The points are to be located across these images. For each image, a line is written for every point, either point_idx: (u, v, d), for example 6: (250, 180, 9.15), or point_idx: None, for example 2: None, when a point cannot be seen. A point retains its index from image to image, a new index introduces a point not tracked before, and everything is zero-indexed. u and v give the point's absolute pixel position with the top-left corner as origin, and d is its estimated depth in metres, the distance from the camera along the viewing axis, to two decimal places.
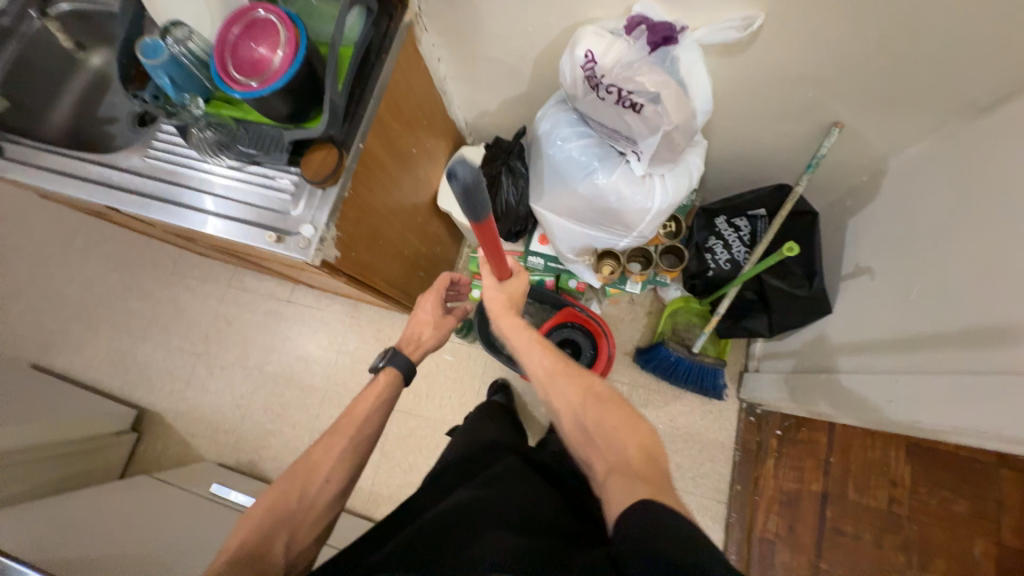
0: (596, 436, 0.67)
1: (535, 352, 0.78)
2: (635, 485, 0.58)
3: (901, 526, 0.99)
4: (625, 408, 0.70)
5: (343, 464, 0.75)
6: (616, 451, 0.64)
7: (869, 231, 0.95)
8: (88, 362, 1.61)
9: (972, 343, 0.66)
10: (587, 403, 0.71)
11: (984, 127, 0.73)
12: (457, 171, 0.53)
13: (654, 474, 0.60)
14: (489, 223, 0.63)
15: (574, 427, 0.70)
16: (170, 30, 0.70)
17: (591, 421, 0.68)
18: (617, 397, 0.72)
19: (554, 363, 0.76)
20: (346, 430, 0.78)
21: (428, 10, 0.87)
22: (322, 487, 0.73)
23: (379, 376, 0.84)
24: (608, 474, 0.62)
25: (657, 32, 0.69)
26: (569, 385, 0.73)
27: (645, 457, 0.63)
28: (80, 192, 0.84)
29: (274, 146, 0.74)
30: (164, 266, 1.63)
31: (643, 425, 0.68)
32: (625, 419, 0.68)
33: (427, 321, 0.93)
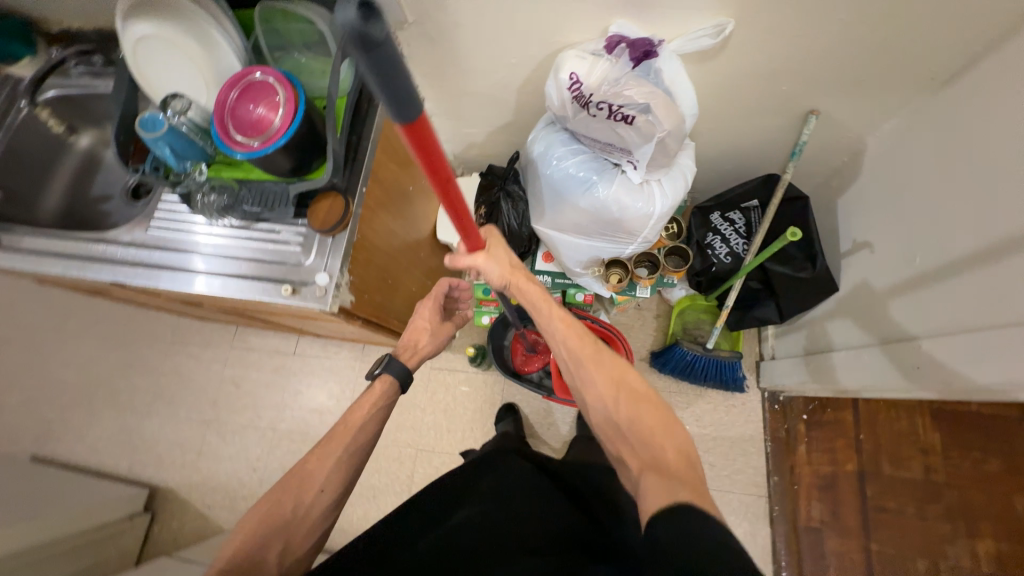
0: (629, 435, 0.65)
1: (563, 334, 0.74)
2: (673, 485, 0.56)
3: (939, 493, 0.91)
4: (661, 408, 0.67)
5: (339, 470, 0.75)
6: (652, 453, 0.62)
7: (860, 208, 0.98)
8: (92, 446, 1.55)
9: (988, 300, 0.67)
10: (621, 399, 0.68)
11: (951, 98, 0.77)
12: (367, 23, 0.31)
13: (692, 478, 0.59)
14: (425, 124, 0.41)
15: (602, 420, 0.69)
16: (170, 103, 0.72)
17: (625, 418, 0.67)
18: (654, 396, 0.69)
19: (583, 348, 0.73)
20: (342, 438, 0.78)
21: (412, 55, 0.91)
22: (317, 496, 0.72)
23: (377, 382, 0.85)
24: (641, 472, 0.61)
25: (637, 48, 0.73)
26: (601, 375, 0.70)
27: (684, 462, 0.61)
28: (85, 272, 0.83)
29: (279, 202, 0.77)
30: (164, 337, 1.60)
31: (680, 430, 0.66)
32: (660, 421, 0.66)
33: (427, 326, 0.93)
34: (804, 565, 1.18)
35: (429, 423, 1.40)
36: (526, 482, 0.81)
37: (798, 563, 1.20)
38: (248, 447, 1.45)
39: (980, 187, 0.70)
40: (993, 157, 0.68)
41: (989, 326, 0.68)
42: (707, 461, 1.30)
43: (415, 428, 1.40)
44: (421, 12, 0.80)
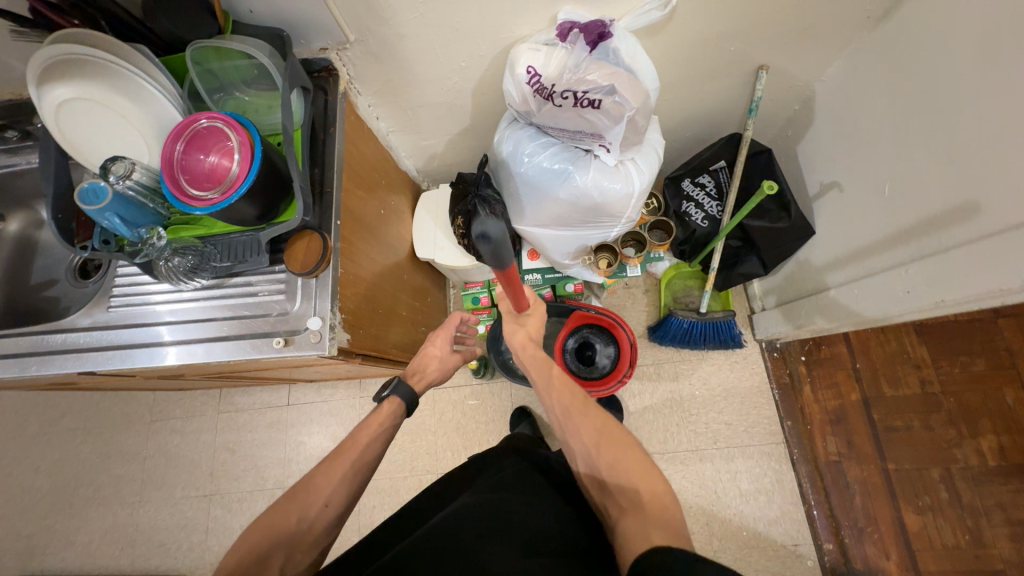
0: (609, 481, 0.63)
1: (554, 388, 0.74)
2: (649, 530, 0.55)
3: (942, 403, 1.13)
4: (642, 456, 0.64)
5: (344, 487, 0.70)
6: (630, 497, 0.60)
7: (820, 152, 1.02)
8: (84, 552, 1.42)
9: (962, 211, 0.70)
10: (601, 443, 0.65)
11: (888, 31, 0.81)
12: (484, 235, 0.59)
13: (670, 524, 0.57)
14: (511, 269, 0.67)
15: (587, 471, 0.66)
16: (109, 167, 0.66)
17: (605, 464, 0.64)
18: (635, 441, 0.66)
19: (570, 400, 0.72)
20: (348, 457, 0.72)
21: (359, 75, 0.87)
22: (321, 511, 0.67)
23: (384, 405, 0.81)
24: (621, 516, 0.60)
25: (591, 31, 0.72)
26: (585, 426, 0.68)
27: (662, 507, 0.58)
28: (47, 368, 0.76)
29: (250, 251, 0.71)
30: (141, 418, 1.49)
31: (658, 474, 0.62)
32: (640, 466, 0.62)
33: (437, 353, 0.91)
34: (832, 503, 1.17)
35: (443, 444, 1.35)
36: (520, 480, 0.77)
37: (826, 501, 1.17)
38: (257, 512, 1.36)
39: (930, 110, 0.74)
40: (940, 78, 0.72)
41: (967, 239, 0.69)
42: (723, 421, 1.28)
43: (430, 453, 1.35)
44: (362, 28, 0.76)
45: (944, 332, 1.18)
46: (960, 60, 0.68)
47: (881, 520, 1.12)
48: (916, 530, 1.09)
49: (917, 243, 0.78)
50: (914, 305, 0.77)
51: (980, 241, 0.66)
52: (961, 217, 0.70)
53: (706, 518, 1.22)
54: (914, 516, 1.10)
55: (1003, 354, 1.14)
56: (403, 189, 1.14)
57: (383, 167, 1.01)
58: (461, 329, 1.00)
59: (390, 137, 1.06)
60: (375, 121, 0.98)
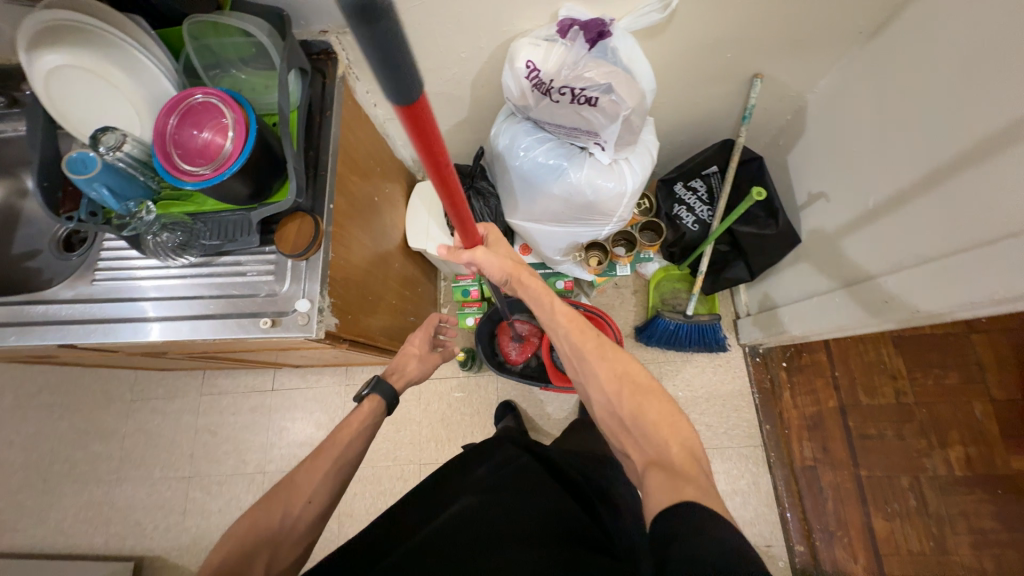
0: (633, 430, 0.62)
1: (565, 328, 0.73)
2: (679, 484, 0.52)
3: (914, 412, 1.16)
4: (667, 402, 0.63)
5: (326, 483, 0.69)
6: (656, 448, 0.58)
7: (810, 162, 1.04)
8: (56, 530, 1.40)
9: (942, 223, 0.71)
10: (622, 391, 0.64)
11: (879, 47, 0.83)
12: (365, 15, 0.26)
13: (699, 474, 0.54)
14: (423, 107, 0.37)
15: (605, 414, 0.66)
16: (99, 138, 0.65)
17: (628, 414, 0.63)
18: (659, 387, 0.65)
19: (586, 341, 0.71)
20: (331, 450, 0.73)
21: (358, 60, 0.87)
22: (305, 508, 0.66)
23: (365, 403, 0.81)
24: (648, 467, 0.57)
25: (591, 29, 0.73)
26: (605, 370, 0.67)
27: (690, 459, 0.56)
28: (25, 339, 0.75)
29: (240, 231, 0.71)
30: (121, 396, 1.47)
31: (687, 426, 0.61)
32: (666, 415, 0.61)
33: (416, 352, 0.93)
34: (804, 504, 1.20)
35: (427, 435, 1.36)
36: (516, 469, 0.78)
37: (799, 503, 1.20)
38: (237, 496, 1.35)
39: (915, 125, 0.76)
40: (925, 96, 0.74)
41: (943, 253, 0.71)
42: (703, 422, 1.31)
43: (414, 443, 1.36)
44: None
45: (921, 344, 1.21)
46: (945, 78, 0.70)
47: (851, 525, 1.16)
48: (884, 534, 1.12)
49: (898, 254, 0.80)
50: (893, 315, 0.79)
51: (957, 253, 0.68)
52: (942, 228, 0.71)
53: None
54: (882, 521, 1.13)
55: (973, 368, 1.18)
56: (398, 178, 1.14)
57: (379, 154, 1.01)
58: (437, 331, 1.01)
59: (388, 125, 1.06)
60: (372, 107, 0.98)
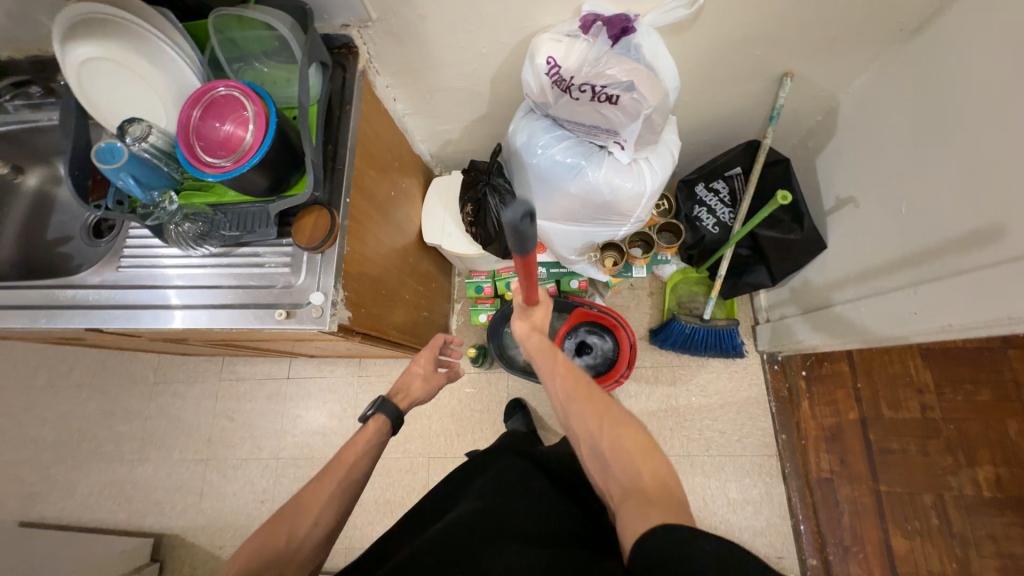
0: (611, 464, 0.59)
1: (556, 375, 0.70)
2: (648, 507, 0.52)
3: (940, 429, 1.11)
4: (645, 435, 0.60)
5: (332, 504, 0.70)
6: (631, 477, 0.56)
7: (839, 165, 1.00)
8: (83, 504, 1.46)
9: (979, 236, 0.68)
10: (603, 428, 0.62)
11: (919, 47, 0.79)
12: (524, 220, 0.49)
13: (672, 502, 0.53)
14: (530, 259, 0.57)
15: (590, 456, 0.62)
16: (127, 129, 0.67)
17: (607, 447, 0.60)
18: (635, 421, 0.62)
19: (574, 385, 0.68)
20: (337, 471, 0.73)
21: (379, 54, 0.86)
22: (311, 529, 0.67)
23: (370, 422, 0.81)
24: (623, 498, 0.55)
25: (615, 25, 0.71)
26: (588, 410, 0.64)
27: (660, 486, 0.54)
28: (55, 322, 0.77)
29: (259, 223, 0.72)
30: (145, 379, 1.52)
31: (662, 456, 0.58)
32: (641, 447, 0.58)
33: (420, 372, 0.93)
34: (820, 519, 1.16)
35: (437, 429, 1.37)
36: (518, 477, 0.77)
37: (814, 517, 1.17)
38: (251, 480, 1.39)
39: (954, 129, 0.72)
40: (967, 99, 0.70)
41: (984, 264, 0.66)
42: (717, 430, 1.28)
43: (424, 436, 1.37)
44: (384, 7, 0.76)
45: (951, 358, 1.16)
46: (988, 79, 0.66)
47: (868, 541, 1.12)
48: (903, 553, 1.08)
49: (929, 266, 0.76)
50: (920, 328, 0.75)
51: (996, 266, 0.64)
52: (981, 239, 0.67)
53: None
54: (902, 540, 1.09)
55: (1008, 386, 1.11)
56: (415, 172, 1.14)
57: (397, 149, 1.01)
58: (443, 349, 1.02)
59: (407, 120, 1.07)
60: (392, 102, 0.98)
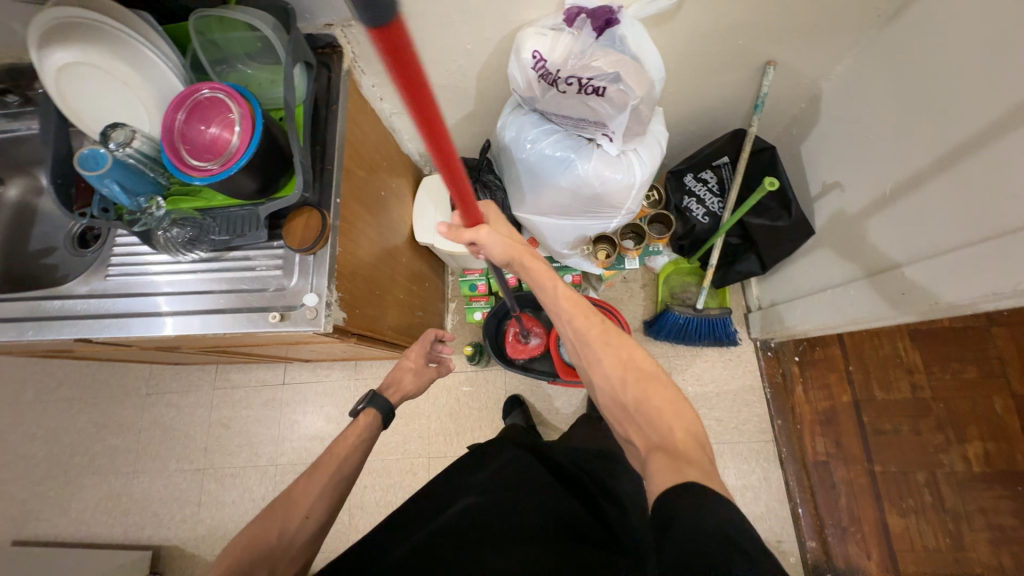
0: (636, 415, 0.60)
1: (568, 314, 0.68)
2: (683, 467, 0.51)
3: (930, 407, 1.12)
4: (671, 387, 0.60)
5: (324, 499, 0.69)
6: (660, 433, 0.56)
7: (824, 152, 1.02)
8: (77, 520, 1.44)
9: (963, 215, 0.69)
10: (628, 378, 0.62)
11: (898, 31, 0.80)
12: None
13: (702, 459, 0.53)
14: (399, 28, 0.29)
15: (611, 403, 0.63)
16: (110, 135, 0.67)
17: (632, 400, 0.60)
18: (661, 372, 0.63)
19: (590, 328, 0.67)
20: (327, 466, 0.73)
21: (364, 54, 0.86)
22: (301, 524, 0.66)
23: (361, 417, 0.82)
24: (651, 452, 0.55)
25: (599, 18, 0.72)
26: (609, 356, 0.64)
27: (692, 443, 0.55)
28: (43, 333, 0.76)
29: (248, 225, 0.71)
30: (137, 390, 1.50)
31: (691, 412, 0.59)
32: (670, 402, 0.59)
33: (411, 366, 0.94)
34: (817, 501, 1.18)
35: (436, 429, 1.37)
36: (514, 469, 0.78)
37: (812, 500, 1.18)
38: (250, 488, 1.37)
39: (934, 112, 0.73)
40: (945, 81, 0.71)
41: (971, 242, 0.68)
42: (714, 417, 1.30)
43: (423, 436, 1.36)
44: None
45: (938, 337, 1.17)
46: (966, 61, 0.68)
47: (864, 520, 1.14)
48: (898, 530, 1.10)
49: (918, 246, 0.78)
50: (912, 307, 0.76)
51: (983, 243, 0.65)
52: (964, 217, 0.69)
53: None
54: (898, 518, 1.10)
55: (993, 362, 1.12)
56: (405, 172, 1.14)
57: (385, 148, 1.01)
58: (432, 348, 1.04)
59: (394, 119, 1.06)
60: (378, 101, 0.98)
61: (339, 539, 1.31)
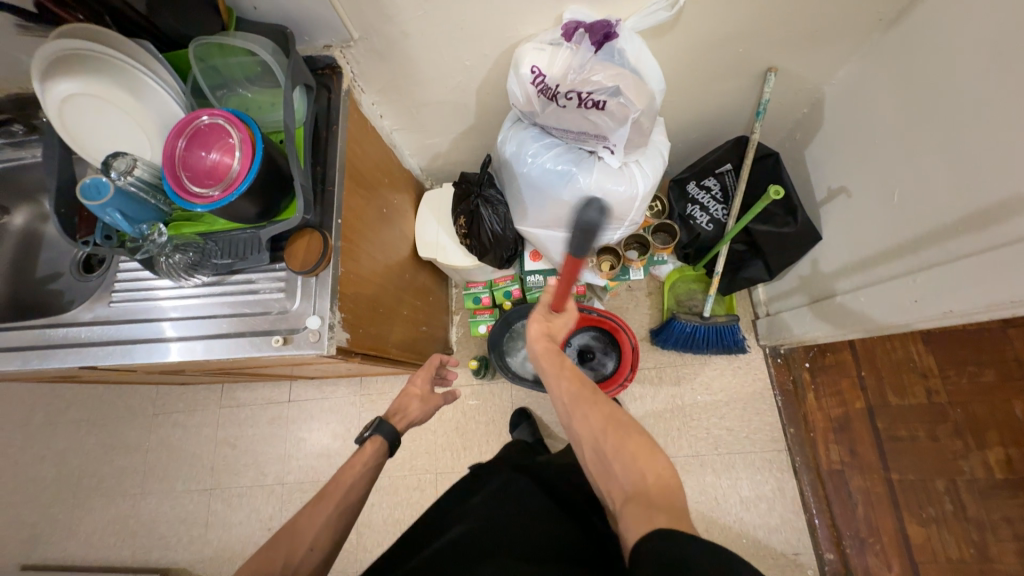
0: (614, 466, 0.58)
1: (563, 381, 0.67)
2: (652, 512, 0.51)
3: (948, 414, 1.03)
4: (647, 438, 0.59)
5: (328, 529, 0.68)
6: (633, 481, 0.56)
7: (829, 157, 1.01)
8: (85, 543, 1.43)
9: (974, 221, 0.68)
10: (607, 432, 0.61)
11: (900, 35, 0.79)
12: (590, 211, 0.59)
13: (674, 506, 0.53)
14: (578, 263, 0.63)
15: (592, 458, 0.61)
16: (111, 163, 0.66)
17: (610, 450, 0.59)
18: (637, 422, 0.62)
19: (578, 390, 0.66)
20: (333, 496, 0.71)
21: (362, 73, 0.86)
22: (306, 555, 0.65)
23: (366, 444, 0.79)
24: (625, 503, 0.55)
25: (597, 32, 0.72)
26: (592, 415, 0.63)
27: (664, 489, 0.54)
28: (48, 362, 0.76)
29: (250, 248, 0.71)
30: (144, 411, 1.50)
31: (664, 456, 0.58)
32: (644, 447, 0.58)
33: (417, 393, 0.92)
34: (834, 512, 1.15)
35: (443, 444, 1.35)
36: (519, 489, 0.77)
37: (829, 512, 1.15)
38: (258, 507, 1.37)
39: (939, 116, 0.72)
40: (950, 85, 0.70)
41: (983, 249, 0.66)
42: (724, 427, 1.27)
43: (431, 452, 1.35)
44: (365, 26, 0.76)
45: (957, 340, 1.06)
46: (970, 65, 0.66)
47: (884, 532, 1.11)
48: (920, 541, 1.05)
49: (928, 253, 0.76)
50: (923, 316, 0.75)
51: (996, 249, 0.64)
52: (975, 224, 0.68)
53: (706, 524, 1.22)
54: (918, 527, 1.06)
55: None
56: (406, 187, 1.14)
57: (386, 165, 1.00)
58: (439, 372, 1.03)
59: (394, 136, 1.06)
60: (379, 119, 0.98)
61: (347, 558, 1.29)
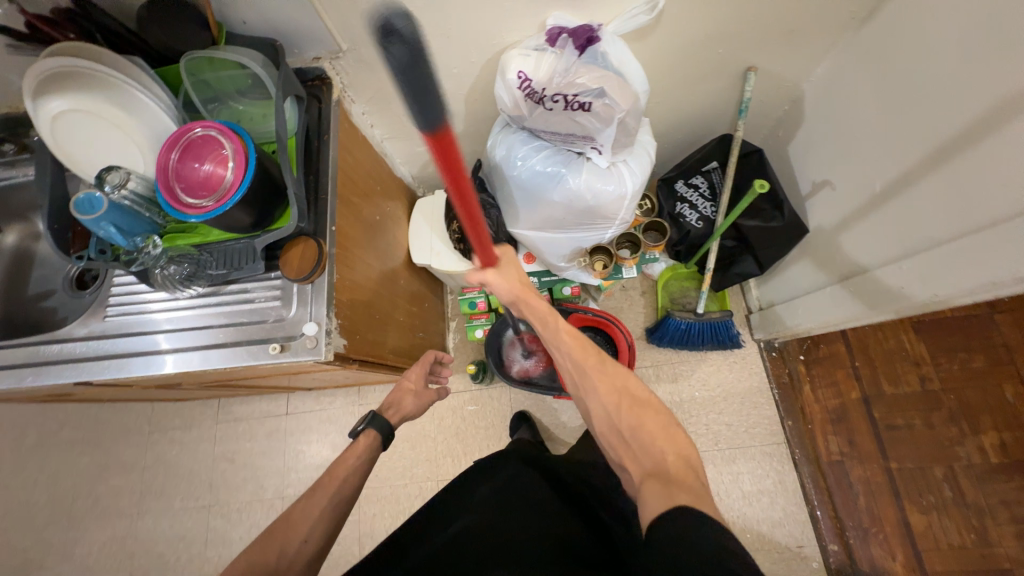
0: (631, 440, 0.61)
1: (566, 344, 0.71)
2: (673, 491, 0.51)
3: (942, 400, 1.12)
4: (663, 414, 0.62)
5: (323, 522, 0.68)
6: (653, 460, 0.57)
7: (811, 152, 1.03)
8: (81, 566, 1.40)
9: (953, 207, 0.70)
10: (621, 407, 0.63)
11: (873, 32, 0.82)
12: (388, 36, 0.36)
13: (695, 484, 0.53)
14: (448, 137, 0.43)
15: (606, 430, 0.64)
16: (104, 177, 0.67)
17: (627, 428, 0.62)
18: (654, 398, 0.64)
19: (586, 357, 0.69)
20: (327, 489, 0.71)
21: (352, 83, 0.88)
22: (301, 546, 0.64)
23: (361, 438, 0.82)
24: (645, 478, 0.56)
25: (580, 36, 0.74)
26: (602, 386, 0.66)
27: (686, 467, 0.56)
28: (43, 378, 0.75)
29: (245, 258, 0.72)
30: (140, 428, 1.48)
31: (684, 438, 0.60)
32: (661, 426, 0.61)
33: (411, 386, 0.93)
34: (836, 502, 1.15)
35: (443, 450, 1.35)
36: (520, 487, 0.77)
37: (830, 502, 1.16)
38: (257, 522, 1.35)
39: (915, 108, 0.75)
40: (923, 77, 0.73)
41: (964, 233, 0.68)
42: (723, 422, 1.28)
43: (431, 459, 1.34)
44: (354, 38, 0.78)
45: (938, 327, 1.18)
46: (941, 57, 0.69)
47: (886, 520, 1.11)
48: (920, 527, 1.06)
49: (911, 240, 0.78)
50: (911, 301, 0.76)
51: (976, 233, 0.66)
52: (954, 210, 0.70)
53: None
54: (919, 516, 1.08)
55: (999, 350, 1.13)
56: (399, 194, 1.15)
57: (378, 173, 1.02)
58: (432, 369, 1.04)
59: (385, 144, 1.07)
60: (370, 128, 0.99)
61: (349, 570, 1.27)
